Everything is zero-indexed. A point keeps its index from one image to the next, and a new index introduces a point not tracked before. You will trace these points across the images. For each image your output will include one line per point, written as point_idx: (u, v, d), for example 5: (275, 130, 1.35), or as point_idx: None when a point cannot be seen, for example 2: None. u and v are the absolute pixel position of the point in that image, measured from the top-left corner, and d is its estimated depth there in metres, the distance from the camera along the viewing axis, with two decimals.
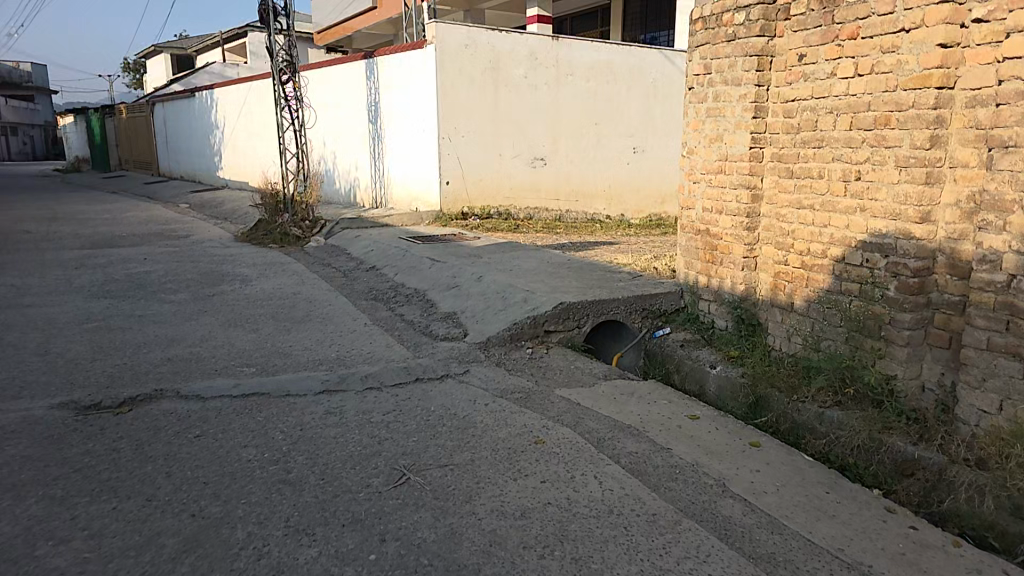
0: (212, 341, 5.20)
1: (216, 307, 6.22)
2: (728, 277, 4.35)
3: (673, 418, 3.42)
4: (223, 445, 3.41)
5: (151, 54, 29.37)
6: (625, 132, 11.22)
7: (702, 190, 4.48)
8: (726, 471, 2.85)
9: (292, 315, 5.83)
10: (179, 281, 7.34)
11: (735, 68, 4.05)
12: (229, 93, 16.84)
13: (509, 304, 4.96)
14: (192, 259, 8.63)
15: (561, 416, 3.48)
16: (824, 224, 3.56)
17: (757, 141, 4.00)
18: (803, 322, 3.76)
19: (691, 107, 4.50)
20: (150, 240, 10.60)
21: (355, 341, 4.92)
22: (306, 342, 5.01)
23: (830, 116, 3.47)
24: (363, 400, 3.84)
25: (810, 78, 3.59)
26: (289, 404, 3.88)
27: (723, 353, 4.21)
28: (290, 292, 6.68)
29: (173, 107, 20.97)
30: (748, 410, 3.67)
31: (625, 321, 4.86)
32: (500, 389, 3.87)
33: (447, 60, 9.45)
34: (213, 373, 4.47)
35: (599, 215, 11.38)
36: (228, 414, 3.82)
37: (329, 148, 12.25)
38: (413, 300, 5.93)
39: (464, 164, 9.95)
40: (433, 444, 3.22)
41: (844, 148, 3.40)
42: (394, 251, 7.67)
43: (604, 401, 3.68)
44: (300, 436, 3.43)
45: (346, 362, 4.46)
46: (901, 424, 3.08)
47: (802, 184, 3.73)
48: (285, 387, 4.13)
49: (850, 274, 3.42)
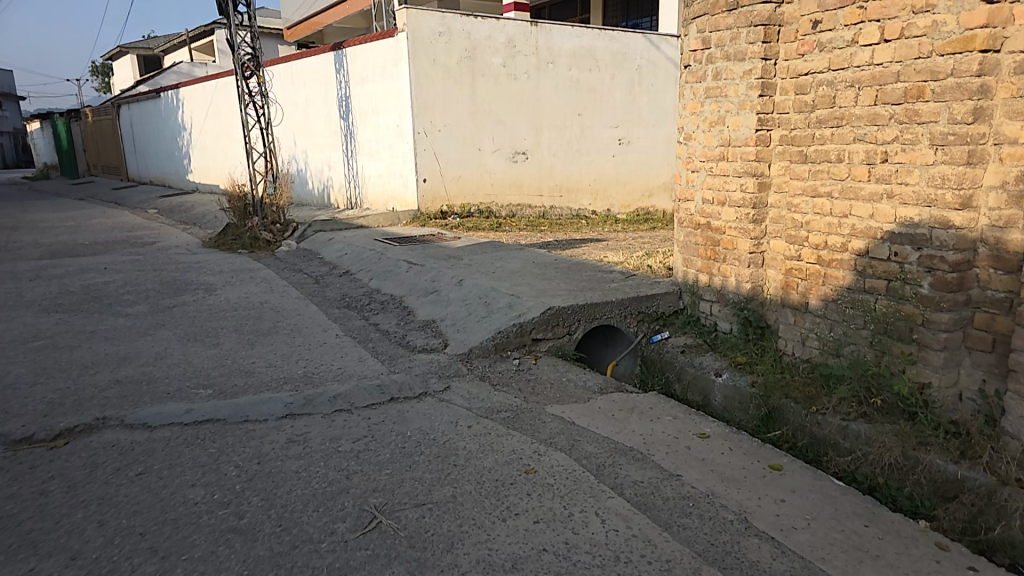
0: (168, 358, 4.69)
1: (176, 320, 5.69)
2: (733, 275, 4.09)
3: (680, 438, 3.05)
4: (166, 483, 2.90)
5: (118, 56, 28.35)
6: (611, 123, 10.85)
7: (702, 179, 4.28)
8: (746, 501, 2.49)
9: (257, 327, 5.33)
10: (139, 293, 6.78)
11: (739, 41, 3.82)
12: (196, 93, 16.14)
13: (494, 311, 4.56)
14: (155, 267, 8.06)
15: (554, 438, 3.08)
16: (844, 215, 3.33)
17: (764, 123, 3.79)
18: (819, 323, 3.52)
19: (689, 88, 4.30)
20: (112, 247, 9.95)
21: (325, 355, 4.45)
22: (270, 358, 4.54)
23: (850, 90, 3.23)
24: (331, 425, 3.38)
25: (826, 47, 3.35)
26: (246, 432, 3.39)
27: (729, 360, 3.95)
28: (257, 301, 6.17)
29: (139, 109, 20.18)
30: (761, 423, 3.45)
31: (619, 326, 4.54)
32: (485, 408, 3.46)
33: (422, 49, 9.02)
34: (164, 397, 3.95)
35: (584, 211, 11.00)
36: (175, 445, 3.30)
37: (301, 146, 11.73)
38: (389, 308, 5.49)
39: (443, 160, 9.52)
40: (410, 477, 2.78)
41: (867, 126, 3.16)
42: (369, 255, 7.21)
43: (602, 418, 3.31)
44: (256, 472, 2.94)
45: (313, 381, 3.99)
46: (938, 439, 2.79)
47: (816, 169, 3.50)
48: (243, 411, 3.64)
49: (875, 269, 3.17)
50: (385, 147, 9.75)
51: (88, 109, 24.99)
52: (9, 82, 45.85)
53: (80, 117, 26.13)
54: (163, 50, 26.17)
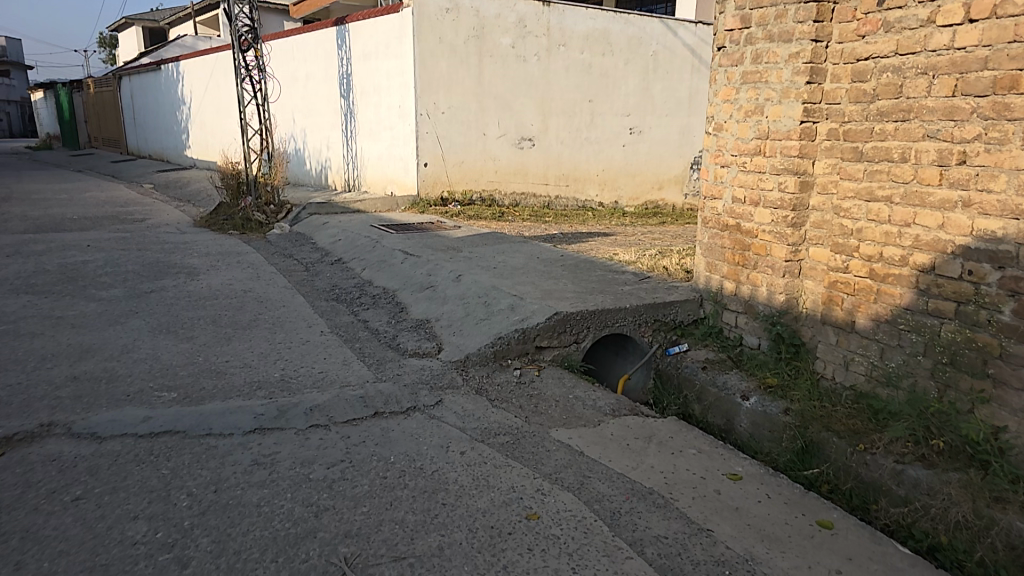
0: (135, 353, 3.92)
1: (152, 307, 4.93)
2: (764, 284, 3.74)
3: (708, 480, 2.62)
4: (103, 514, 2.25)
5: (121, 27, 27.55)
6: (623, 110, 10.29)
7: (732, 175, 3.93)
8: (793, 571, 2.08)
9: (236, 319, 4.63)
10: (117, 274, 6.10)
11: (785, 19, 3.51)
12: (195, 65, 15.58)
13: (494, 313, 4.11)
14: (140, 247, 7.50)
15: (560, 473, 2.62)
16: (906, 223, 3.02)
17: (810, 113, 3.45)
18: (869, 347, 3.20)
19: (723, 71, 3.96)
20: (101, 224, 9.39)
21: (306, 356, 3.86)
22: (247, 356, 3.86)
23: (922, 78, 2.93)
24: (303, 445, 2.79)
25: (894, 27, 3.05)
26: (207, 450, 2.74)
27: (757, 381, 3.58)
28: (241, 289, 5.54)
29: (139, 82, 19.64)
30: (796, 458, 3.10)
31: (633, 335, 4.11)
32: (480, 430, 2.98)
33: (426, 25, 8.46)
34: (121, 400, 3.20)
35: (591, 202, 10.48)
36: (123, 463, 2.61)
37: (298, 124, 11.20)
38: (380, 303, 5.03)
39: (445, 144, 9.01)
40: (389, 520, 2.25)
41: (942, 121, 2.86)
42: (365, 242, 6.75)
43: (615, 449, 2.86)
44: (211, 503, 2.33)
45: (289, 388, 3.36)
46: (1018, 496, 2.46)
47: (874, 169, 3.18)
48: (207, 421, 2.97)
49: (943, 289, 2.86)
50: (385, 128, 9.25)
51: (88, 79, 24.27)
52: (15, 51, 44.99)
53: (82, 87, 25.43)
54: (166, 21, 25.44)
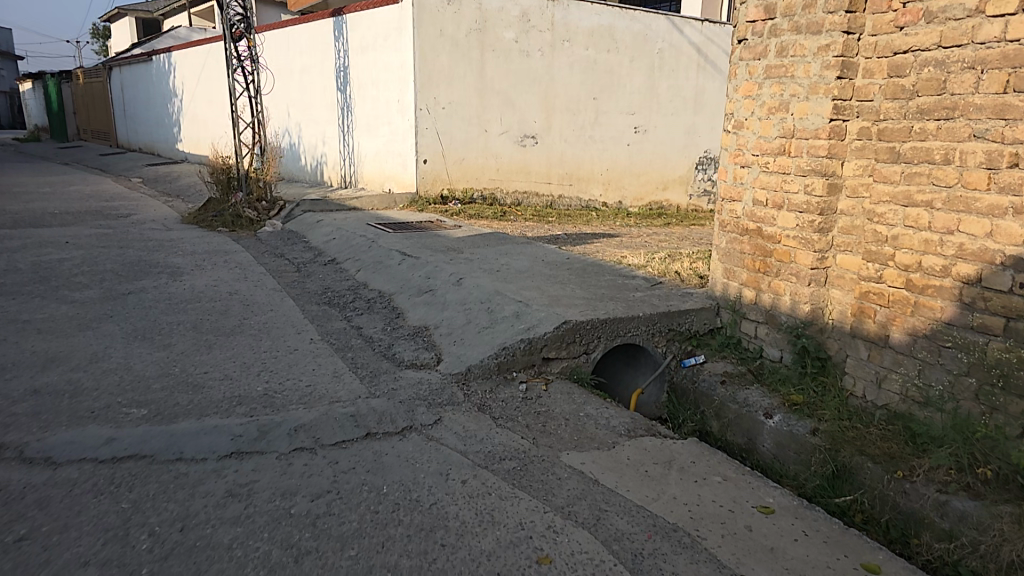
0: (105, 362, 3.62)
1: (128, 311, 4.63)
2: (787, 293, 3.49)
3: (736, 515, 2.37)
4: (48, 559, 1.97)
5: (114, 17, 27.01)
6: (627, 109, 10.02)
7: (754, 176, 3.67)
8: None
9: (219, 324, 4.35)
10: (94, 274, 5.79)
11: (815, 10, 3.26)
12: (187, 57, 15.19)
13: (497, 320, 3.85)
14: (121, 245, 7.17)
15: (573, 507, 2.36)
16: (948, 230, 2.77)
17: (840, 111, 3.20)
18: (904, 363, 2.96)
19: (743, 66, 3.71)
20: (83, 219, 9.05)
21: (293, 368, 3.58)
22: (228, 367, 3.58)
23: (968, 73, 2.69)
24: (285, 472, 2.52)
25: (937, 18, 2.80)
26: (176, 479, 2.46)
27: (781, 398, 3.33)
28: (225, 291, 5.24)
29: (130, 73, 19.22)
30: (826, 484, 2.85)
31: (646, 345, 3.85)
32: (483, 454, 2.72)
33: (426, 18, 8.17)
34: (84, 418, 2.91)
35: (594, 202, 10.22)
36: (78, 494, 2.33)
37: (293, 118, 10.87)
38: (375, 307, 4.75)
39: (445, 140, 8.71)
40: (381, 567, 1.99)
41: (991, 120, 2.61)
42: (359, 241, 6.47)
43: (633, 477, 2.60)
44: (176, 544, 2.06)
45: (273, 404, 3.08)
46: None
47: (912, 171, 2.92)
48: (178, 444, 2.69)
49: (990, 302, 2.62)
50: (382, 123, 8.95)
51: (78, 70, 23.78)
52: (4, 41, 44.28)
53: (72, 79, 24.90)
54: (161, 12, 24.98)
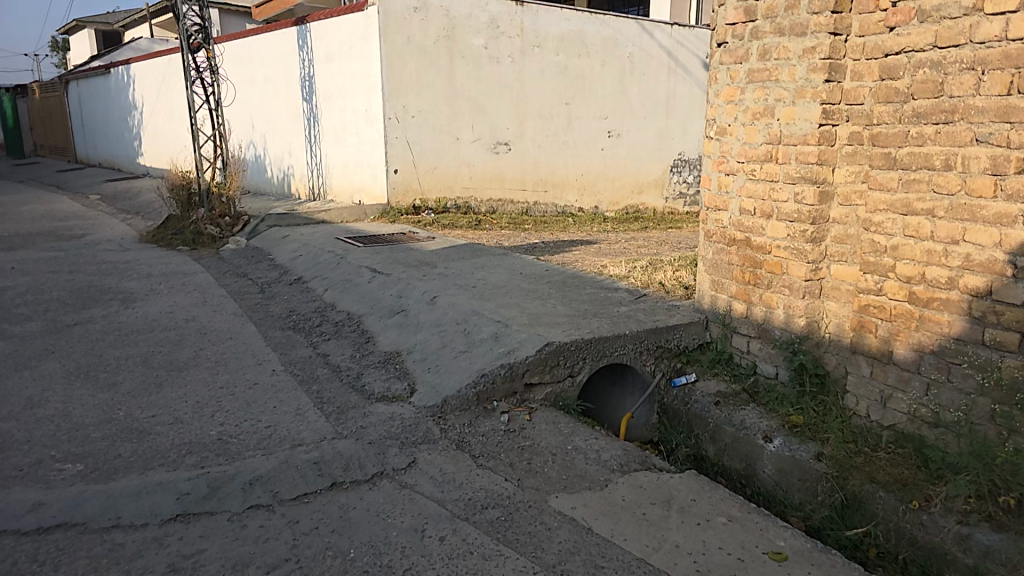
0: (39, 407, 3.24)
1: (72, 345, 4.23)
2: (780, 307, 3.30)
3: (748, 564, 2.13)
4: None
5: (72, 29, 26.06)
6: (600, 113, 9.87)
7: (740, 184, 3.47)
8: None
9: (173, 357, 3.99)
10: (38, 303, 5.34)
11: (798, 10, 3.07)
12: (146, 69, 14.61)
13: (475, 344, 3.56)
14: (72, 269, 6.71)
15: (566, 565, 2.09)
16: (953, 240, 2.59)
17: (829, 116, 3.02)
18: (909, 381, 2.77)
19: (724, 70, 3.51)
20: (32, 241, 8.51)
21: (252, 406, 3.24)
22: (179, 408, 3.23)
23: (967, 74, 2.51)
24: (238, 538, 2.20)
25: (931, 17, 2.62)
26: (109, 552, 2.13)
27: (780, 419, 3.12)
28: (183, 318, 4.86)
29: (88, 87, 18.46)
30: (836, 515, 2.64)
31: (634, 364, 3.61)
32: (463, 503, 2.44)
33: (393, 26, 7.90)
34: (8, 478, 2.55)
35: (571, 208, 10.01)
36: None
37: (256, 129, 10.45)
38: (344, 331, 4.43)
39: (416, 150, 8.42)
40: None
41: (994, 123, 2.44)
42: (328, 258, 6.14)
43: (631, 522, 2.35)
44: None
45: (227, 452, 2.75)
46: None
47: (910, 177, 2.74)
48: (116, 506, 2.35)
49: (1003, 316, 2.44)
50: (350, 133, 8.63)
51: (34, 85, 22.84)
52: None
53: (26, 93, 23.90)
54: (121, 23, 24.17)
